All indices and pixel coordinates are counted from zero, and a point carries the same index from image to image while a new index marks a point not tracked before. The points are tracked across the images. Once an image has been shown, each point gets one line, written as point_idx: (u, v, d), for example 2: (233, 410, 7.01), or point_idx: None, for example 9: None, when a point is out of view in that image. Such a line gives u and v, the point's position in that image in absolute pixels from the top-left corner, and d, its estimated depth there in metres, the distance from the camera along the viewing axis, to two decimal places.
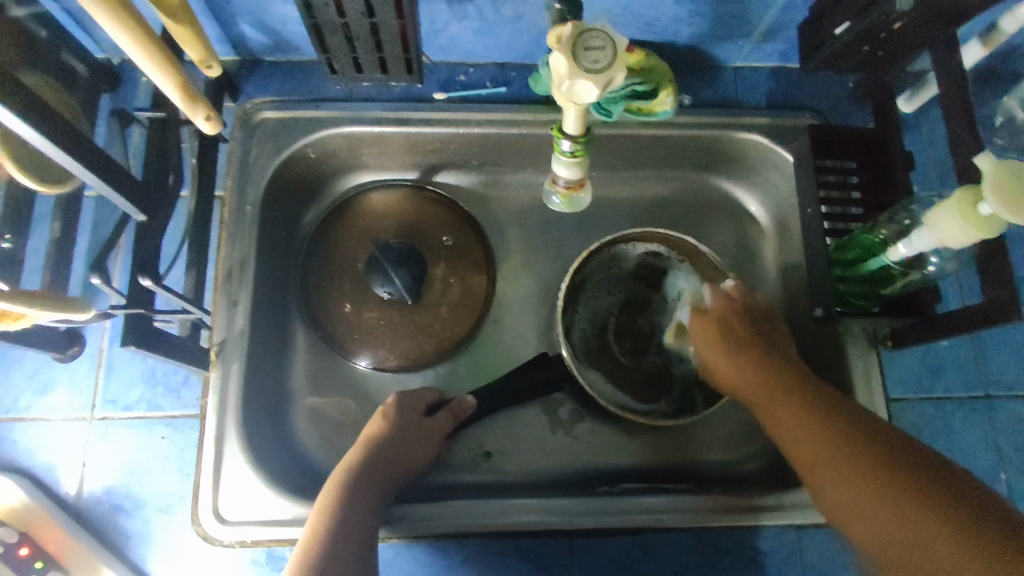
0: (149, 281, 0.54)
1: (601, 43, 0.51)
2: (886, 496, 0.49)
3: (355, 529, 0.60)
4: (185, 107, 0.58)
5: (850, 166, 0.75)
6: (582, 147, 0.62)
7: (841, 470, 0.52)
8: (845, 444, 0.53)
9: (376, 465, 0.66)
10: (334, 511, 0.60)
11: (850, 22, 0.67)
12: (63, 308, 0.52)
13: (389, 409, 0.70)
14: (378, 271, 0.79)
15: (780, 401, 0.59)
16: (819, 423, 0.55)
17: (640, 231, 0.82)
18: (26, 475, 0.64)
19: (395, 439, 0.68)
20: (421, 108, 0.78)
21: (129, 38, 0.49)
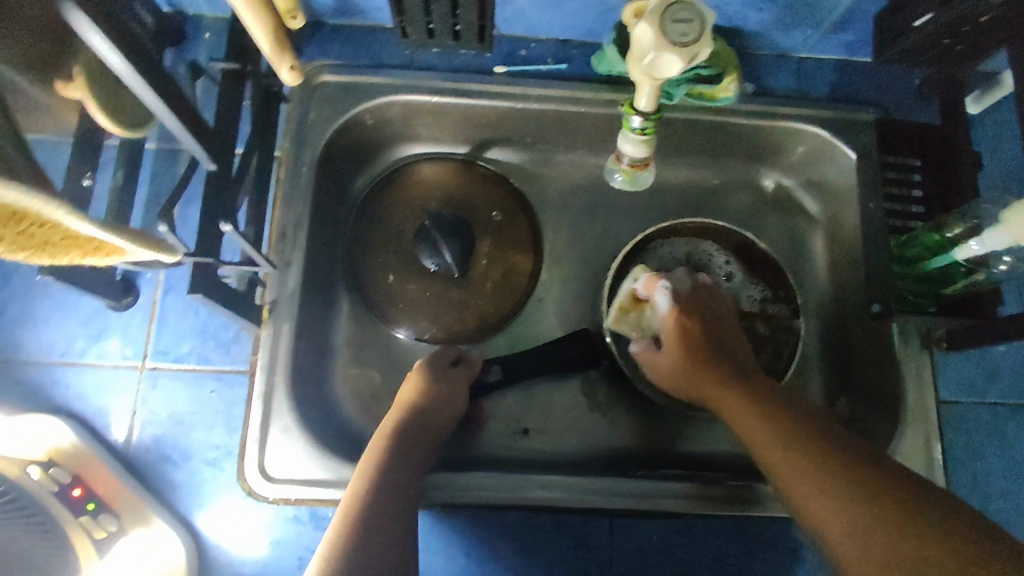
0: (227, 227, 0.53)
1: (689, 17, 0.50)
2: (833, 485, 0.53)
3: (395, 492, 0.61)
4: (271, 56, 0.63)
5: (914, 164, 0.75)
6: (651, 125, 0.61)
7: (793, 461, 0.55)
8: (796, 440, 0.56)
9: (410, 426, 0.66)
10: (379, 468, 0.61)
11: (933, 14, 0.66)
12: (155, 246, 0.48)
13: (418, 369, 0.70)
14: (427, 242, 0.79)
15: (741, 401, 0.63)
16: (775, 420, 0.59)
17: (694, 223, 0.83)
18: (78, 419, 0.65)
19: (430, 400, 0.68)
20: (481, 80, 0.77)
21: None
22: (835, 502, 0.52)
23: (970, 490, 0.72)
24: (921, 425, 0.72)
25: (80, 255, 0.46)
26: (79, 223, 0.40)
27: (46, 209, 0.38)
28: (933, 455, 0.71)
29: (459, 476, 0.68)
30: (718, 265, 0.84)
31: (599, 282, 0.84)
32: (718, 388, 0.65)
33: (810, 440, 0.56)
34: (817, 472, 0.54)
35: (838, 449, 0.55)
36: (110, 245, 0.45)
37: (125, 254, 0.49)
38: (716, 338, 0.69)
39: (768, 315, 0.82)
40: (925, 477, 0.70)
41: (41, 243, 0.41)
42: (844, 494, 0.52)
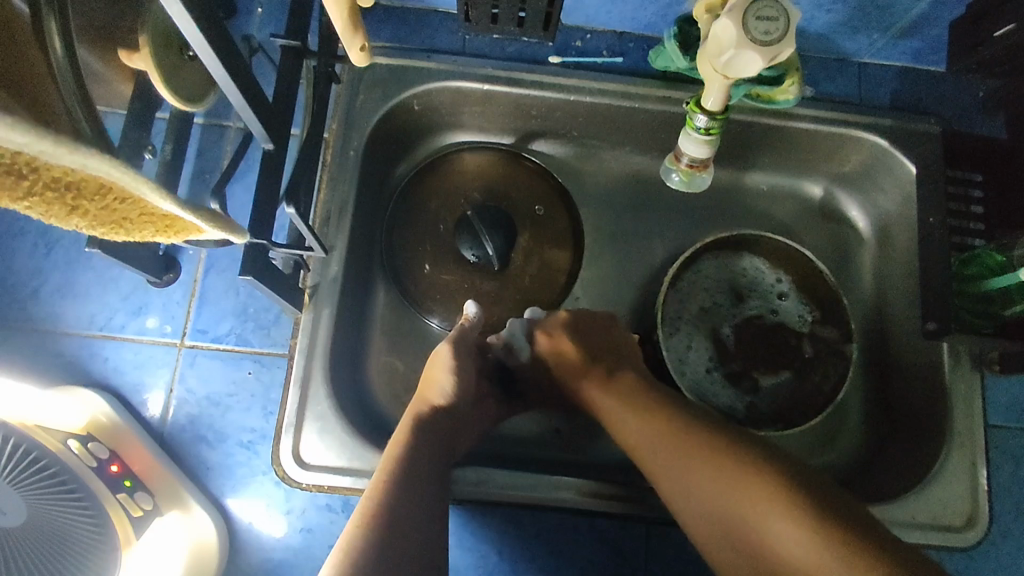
0: (291, 209, 0.55)
1: (773, 15, 0.48)
2: (718, 491, 0.53)
3: (423, 472, 0.58)
4: (347, 37, 0.59)
5: (976, 179, 0.72)
6: (716, 125, 0.60)
7: (684, 470, 0.56)
8: (678, 441, 0.57)
9: (436, 418, 0.63)
10: (401, 457, 0.58)
11: (1017, 23, 0.65)
12: (228, 229, 0.46)
13: (445, 358, 0.66)
14: (470, 233, 0.78)
15: (621, 409, 0.62)
16: (655, 428, 0.59)
17: (760, 235, 0.80)
18: (115, 393, 0.65)
19: (457, 394, 0.65)
20: (534, 71, 0.75)
21: None
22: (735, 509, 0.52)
23: (1015, 518, 0.70)
24: (969, 448, 0.69)
25: (152, 234, 0.43)
26: (161, 201, 0.38)
27: (134, 185, 0.35)
28: (978, 479, 0.69)
29: (497, 472, 0.66)
30: (769, 283, 0.81)
31: (639, 283, 0.82)
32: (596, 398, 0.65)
33: (701, 443, 0.56)
34: (707, 481, 0.54)
35: (733, 450, 0.55)
36: (185, 225, 0.43)
37: (195, 235, 0.47)
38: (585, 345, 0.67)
39: (817, 337, 0.79)
40: (969, 502, 0.68)
41: (119, 218, 0.39)
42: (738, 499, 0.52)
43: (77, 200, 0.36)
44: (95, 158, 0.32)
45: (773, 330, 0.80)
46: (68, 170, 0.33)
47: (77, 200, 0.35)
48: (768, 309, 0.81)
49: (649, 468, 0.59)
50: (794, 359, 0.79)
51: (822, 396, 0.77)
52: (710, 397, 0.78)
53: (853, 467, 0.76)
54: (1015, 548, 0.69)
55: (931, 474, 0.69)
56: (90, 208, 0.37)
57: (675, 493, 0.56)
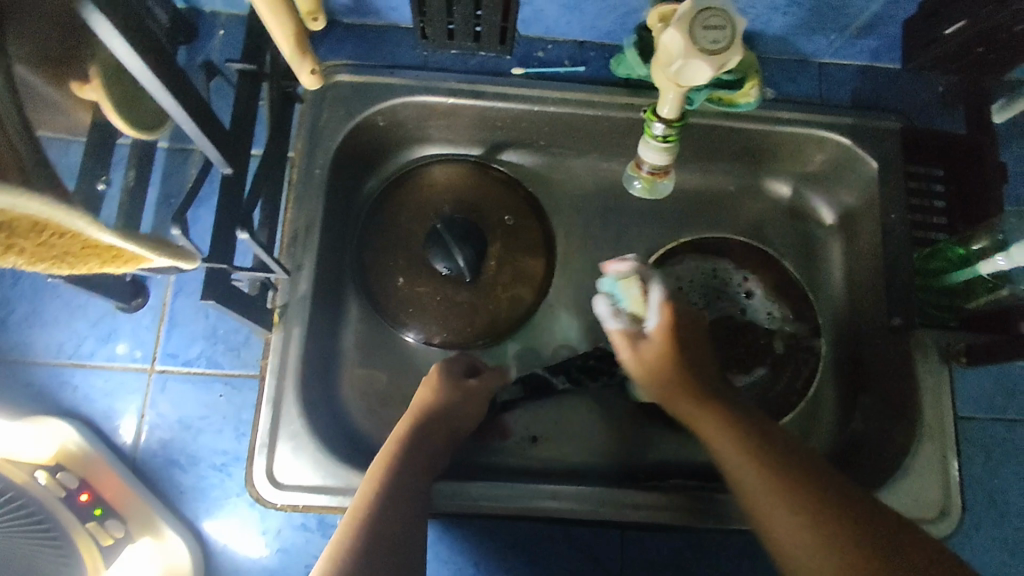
0: (243, 235, 0.53)
1: (720, 23, 0.49)
2: (806, 525, 0.51)
3: (413, 484, 0.60)
4: (292, 55, 0.60)
5: (937, 174, 0.74)
6: (674, 133, 0.60)
7: (782, 503, 0.52)
8: (778, 468, 0.54)
9: (429, 430, 0.65)
10: (392, 467, 0.60)
11: (968, 20, 0.64)
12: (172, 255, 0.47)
13: (438, 377, 0.69)
14: (440, 246, 0.77)
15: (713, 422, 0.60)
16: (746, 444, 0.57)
17: (715, 238, 0.84)
18: (85, 421, 0.65)
19: (447, 410, 0.67)
20: (497, 82, 0.75)
21: None
22: (815, 545, 0.50)
23: (987, 508, 0.71)
24: (939, 440, 0.70)
25: (99, 266, 0.44)
26: (100, 233, 0.38)
27: (71, 221, 0.36)
28: (949, 470, 0.69)
29: (474, 485, 0.67)
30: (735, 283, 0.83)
31: None
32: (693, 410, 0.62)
33: (797, 476, 0.54)
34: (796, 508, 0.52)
35: (844, 493, 0.53)
36: (129, 256, 0.44)
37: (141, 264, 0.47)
38: (698, 351, 0.65)
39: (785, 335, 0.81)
40: (941, 493, 0.69)
41: (58, 253, 0.40)
42: (820, 537, 0.50)
43: (11, 240, 0.36)
44: (23, 196, 0.33)
45: (745, 329, 0.81)
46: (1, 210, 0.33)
47: (10, 239, 0.36)
48: (736, 309, 0.82)
49: (744, 496, 0.55)
50: (767, 355, 0.80)
51: (796, 393, 0.79)
52: None
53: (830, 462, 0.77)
54: (988, 539, 0.70)
55: (903, 467, 0.69)
56: (26, 246, 0.37)
57: (763, 523, 0.54)
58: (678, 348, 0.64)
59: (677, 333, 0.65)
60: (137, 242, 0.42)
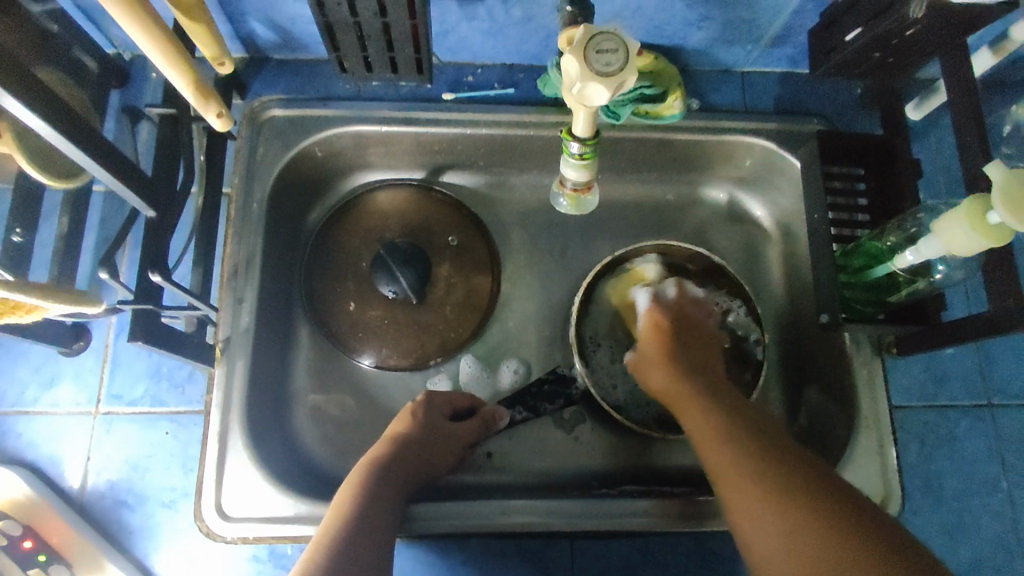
0: (159, 277, 0.57)
1: (613, 47, 0.52)
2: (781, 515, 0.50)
3: (375, 522, 0.60)
4: (198, 105, 0.61)
5: (858, 173, 0.75)
6: (590, 150, 0.63)
7: (755, 495, 0.52)
8: (764, 460, 0.54)
9: (400, 467, 0.64)
10: (359, 494, 0.61)
11: (861, 28, 0.67)
12: (71, 302, 0.54)
13: (418, 411, 0.69)
14: (384, 270, 0.78)
15: (703, 410, 0.60)
16: (734, 428, 0.57)
17: (653, 245, 0.81)
18: (31, 468, 0.65)
19: (423, 451, 0.67)
20: (428, 108, 0.77)
21: (141, 32, 0.51)
22: (774, 510, 0.51)
23: (924, 493, 0.73)
24: (876, 431, 0.72)
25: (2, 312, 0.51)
26: None
27: None
28: (887, 459, 0.71)
29: (424, 507, 0.68)
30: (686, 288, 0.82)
31: (558, 302, 0.83)
32: (678, 389, 0.63)
33: (774, 466, 0.53)
34: (768, 487, 0.52)
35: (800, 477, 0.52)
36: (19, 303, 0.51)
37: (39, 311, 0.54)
38: (698, 349, 0.68)
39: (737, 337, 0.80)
40: (882, 483, 0.70)
41: None
42: (773, 503, 0.51)
43: None
44: None
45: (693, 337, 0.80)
46: None
47: None
48: None
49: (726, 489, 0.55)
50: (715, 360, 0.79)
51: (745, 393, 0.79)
52: (638, 407, 0.79)
53: None
54: (927, 524, 0.72)
55: (844, 460, 0.71)
56: None
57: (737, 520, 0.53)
58: (676, 340, 0.67)
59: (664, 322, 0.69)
60: (21, 292, 0.50)
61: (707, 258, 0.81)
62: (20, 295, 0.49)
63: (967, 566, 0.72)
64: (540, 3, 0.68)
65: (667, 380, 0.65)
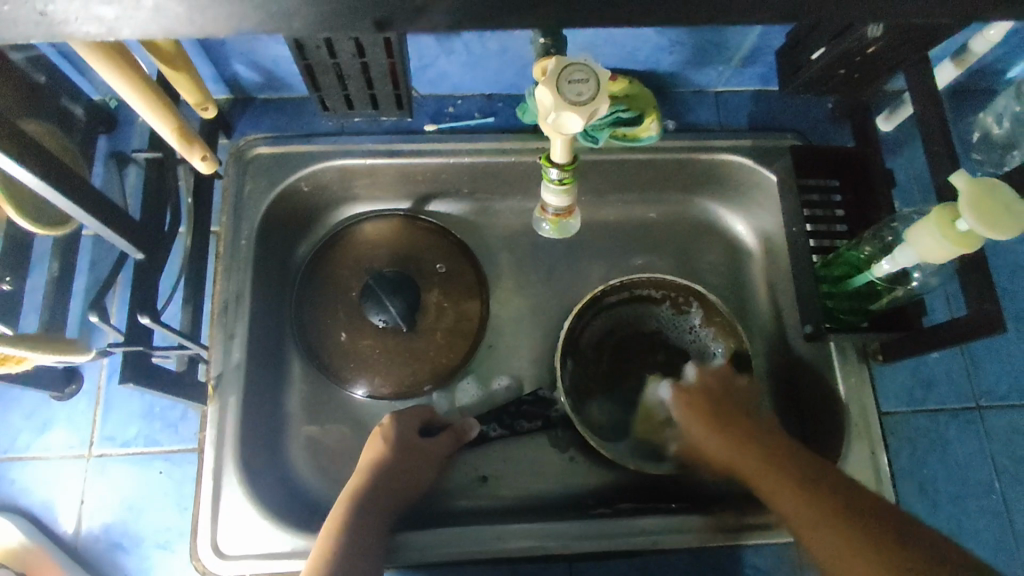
0: (147, 319, 0.58)
1: (584, 77, 0.54)
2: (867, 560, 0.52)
3: (358, 558, 0.61)
4: (183, 150, 0.62)
5: (833, 186, 0.77)
6: (569, 176, 0.64)
7: (833, 541, 0.54)
8: (835, 511, 0.55)
9: (378, 498, 0.65)
10: (339, 532, 0.61)
11: (826, 48, 0.68)
12: (60, 350, 0.55)
13: (390, 431, 0.69)
14: (372, 300, 0.79)
15: (768, 474, 0.61)
16: (814, 504, 0.57)
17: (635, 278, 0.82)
18: (25, 514, 0.65)
19: (400, 472, 0.67)
20: (411, 140, 0.79)
21: (126, 83, 0.53)
22: (853, 556, 0.53)
23: (920, 499, 0.73)
24: (866, 438, 0.73)
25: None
26: None
27: None
28: (880, 467, 0.72)
29: (414, 535, 0.68)
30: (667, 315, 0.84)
31: (547, 324, 0.84)
32: (735, 458, 0.64)
33: (846, 516, 0.55)
34: (854, 554, 0.53)
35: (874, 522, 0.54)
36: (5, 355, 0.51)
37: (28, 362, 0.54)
38: (747, 418, 0.66)
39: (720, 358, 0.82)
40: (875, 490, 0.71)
41: None
42: (849, 546, 0.53)
43: None
44: None
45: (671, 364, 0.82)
46: None
47: None
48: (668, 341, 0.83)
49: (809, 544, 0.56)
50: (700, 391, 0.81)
51: None
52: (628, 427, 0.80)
53: None
54: None
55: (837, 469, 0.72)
56: None
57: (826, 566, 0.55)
58: (718, 407, 0.67)
59: (702, 400, 0.67)
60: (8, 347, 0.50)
61: (684, 283, 0.82)
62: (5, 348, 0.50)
63: None
64: (515, 35, 0.70)
65: (733, 456, 0.64)
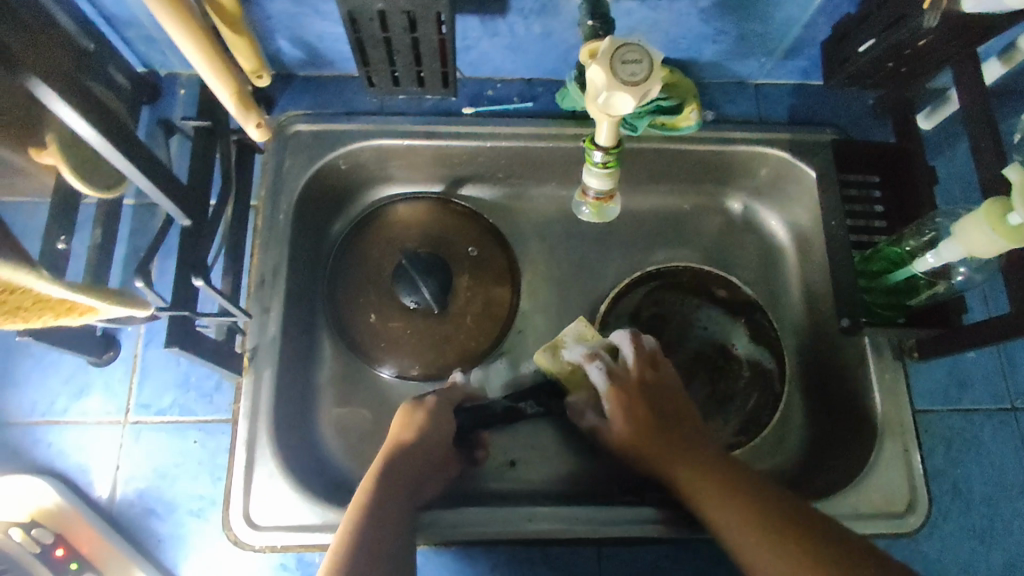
0: (200, 282, 0.58)
1: (636, 58, 0.53)
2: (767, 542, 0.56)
3: (382, 538, 0.59)
4: (238, 114, 0.66)
5: (874, 181, 0.76)
6: (613, 159, 0.64)
7: (740, 525, 0.58)
8: (738, 496, 0.60)
9: (400, 478, 0.64)
10: (353, 522, 0.59)
11: (876, 39, 0.67)
12: (127, 304, 0.53)
13: (410, 412, 0.69)
14: (405, 280, 0.79)
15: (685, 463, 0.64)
16: (727, 494, 0.60)
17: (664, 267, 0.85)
18: (61, 476, 0.66)
19: (423, 452, 0.67)
20: (449, 122, 0.79)
21: (196, 47, 0.56)
22: (756, 537, 0.57)
23: (952, 498, 0.72)
24: (899, 435, 0.73)
25: (53, 317, 0.50)
26: (47, 287, 0.44)
27: (24, 280, 0.42)
28: (912, 465, 0.72)
29: (443, 514, 0.68)
30: (694, 309, 0.84)
31: (578, 311, 0.84)
32: (657, 443, 0.67)
33: (752, 502, 0.59)
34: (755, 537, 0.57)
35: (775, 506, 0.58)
36: (81, 307, 0.50)
37: (95, 315, 0.53)
38: (672, 406, 0.69)
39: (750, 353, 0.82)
40: (907, 488, 0.71)
41: (13, 309, 0.45)
42: (754, 528, 0.57)
43: None
44: None
45: (701, 354, 0.82)
46: None
47: None
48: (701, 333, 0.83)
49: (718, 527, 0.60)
50: (730, 385, 0.81)
51: (766, 410, 0.80)
52: None
53: (794, 471, 0.78)
54: (954, 531, 0.72)
55: (869, 465, 0.72)
56: None
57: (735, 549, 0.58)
58: (651, 394, 0.70)
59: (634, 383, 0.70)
60: (86, 295, 0.49)
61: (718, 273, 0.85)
62: (87, 298, 0.49)
63: (997, 571, 0.71)
64: (561, 18, 0.70)
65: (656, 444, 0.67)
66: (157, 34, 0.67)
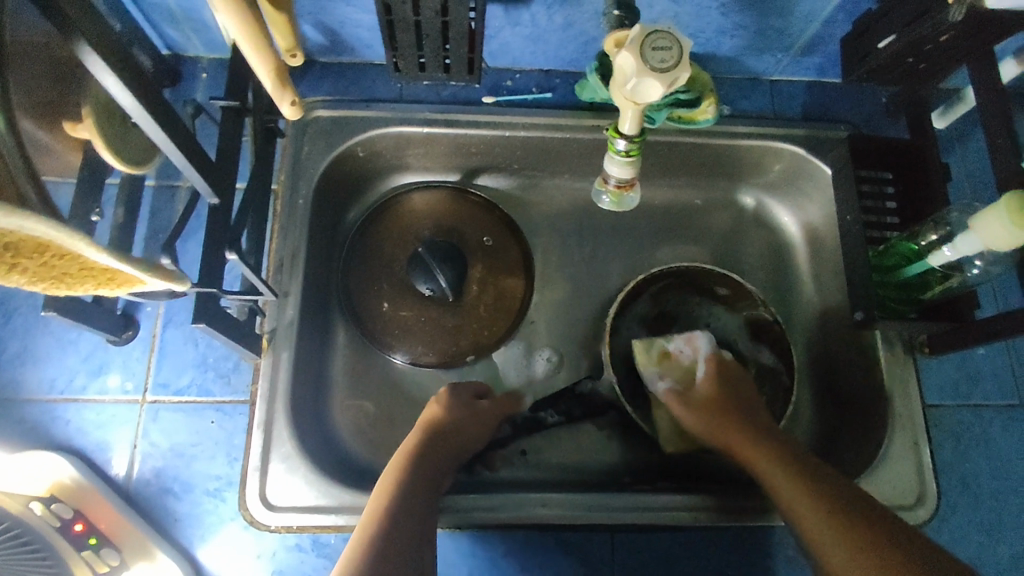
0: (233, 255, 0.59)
1: (667, 44, 0.54)
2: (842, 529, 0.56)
3: (411, 519, 0.60)
4: (274, 92, 0.64)
5: (886, 178, 0.77)
6: (636, 147, 0.65)
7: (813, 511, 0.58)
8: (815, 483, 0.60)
9: (433, 459, 0.66)
10: (393, 499, 0.61)
11: (896, 35, 0.69)
12: (169, 278, 0.53)
13: (445, 395, 0.71)
14: (422, 269, 0.79)
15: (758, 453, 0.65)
16: (798, 482, 0.61)
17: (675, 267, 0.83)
18: (79, 453, 0.66)
19: (454, 434, 0.68)
20: (469, 111, 0.79)
21: (235, 21, 0.54)
22: (827, 524, 0.57)
23: (960, 491, 0.73)
24: (909, 429, 0.73)
25: (95, 287, 0.50)
26: (94, 253, 0.44)
27: (70, 241, 0.42)
28: (921, 457, 0.73)
29: (460, 497, 0.69)
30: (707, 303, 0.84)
31: (592, 302, 0.85)
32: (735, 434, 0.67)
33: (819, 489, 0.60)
34: (829, 527, 0.57)
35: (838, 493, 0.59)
36: (124, 278, 0.50)
37: (136, 287, 0.53)
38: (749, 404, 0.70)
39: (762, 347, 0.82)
40: (916, 480, 0.72)
41: (58, 274, 0.46)
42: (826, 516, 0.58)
43: (16, 258, 0.42)
44: (29, 219, 0.39)
45: None
46: (7, 231, 0.39)
47: (16, 258, 0.42)
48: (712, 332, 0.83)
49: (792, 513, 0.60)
50: None
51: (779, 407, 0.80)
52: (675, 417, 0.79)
53: None
54: (962, 523, 0.72)
55: (879, 458, 0.72)
56: (29, 265, 0.43)
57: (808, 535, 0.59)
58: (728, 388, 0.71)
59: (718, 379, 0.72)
60: (131, 265, 0.49)
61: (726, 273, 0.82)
62: (129, 267, 0.49)
63: (1004, 563, 0.72)
64: (583, 9, 0.70)
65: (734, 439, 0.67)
66: (182, 16, 0.68)
